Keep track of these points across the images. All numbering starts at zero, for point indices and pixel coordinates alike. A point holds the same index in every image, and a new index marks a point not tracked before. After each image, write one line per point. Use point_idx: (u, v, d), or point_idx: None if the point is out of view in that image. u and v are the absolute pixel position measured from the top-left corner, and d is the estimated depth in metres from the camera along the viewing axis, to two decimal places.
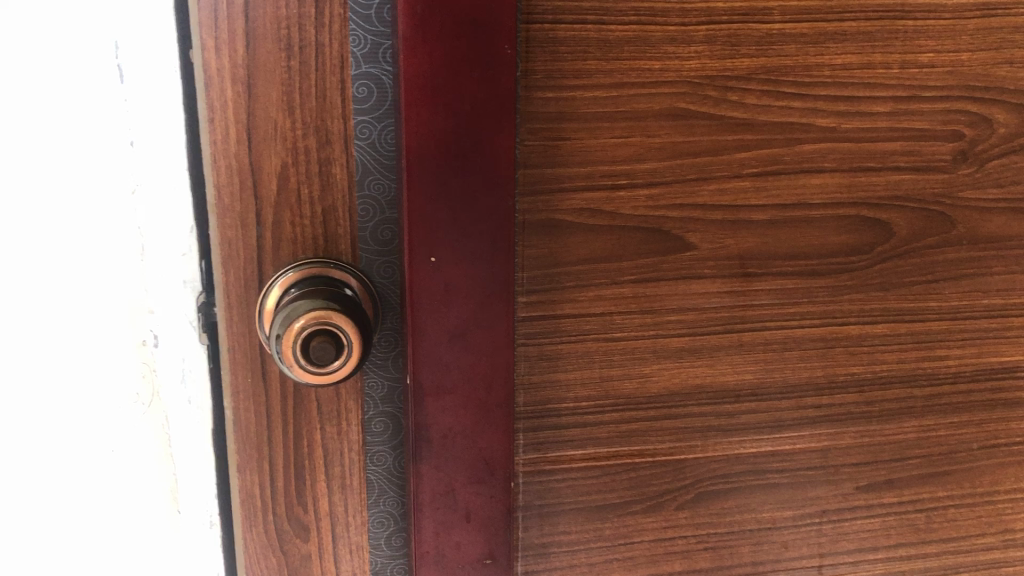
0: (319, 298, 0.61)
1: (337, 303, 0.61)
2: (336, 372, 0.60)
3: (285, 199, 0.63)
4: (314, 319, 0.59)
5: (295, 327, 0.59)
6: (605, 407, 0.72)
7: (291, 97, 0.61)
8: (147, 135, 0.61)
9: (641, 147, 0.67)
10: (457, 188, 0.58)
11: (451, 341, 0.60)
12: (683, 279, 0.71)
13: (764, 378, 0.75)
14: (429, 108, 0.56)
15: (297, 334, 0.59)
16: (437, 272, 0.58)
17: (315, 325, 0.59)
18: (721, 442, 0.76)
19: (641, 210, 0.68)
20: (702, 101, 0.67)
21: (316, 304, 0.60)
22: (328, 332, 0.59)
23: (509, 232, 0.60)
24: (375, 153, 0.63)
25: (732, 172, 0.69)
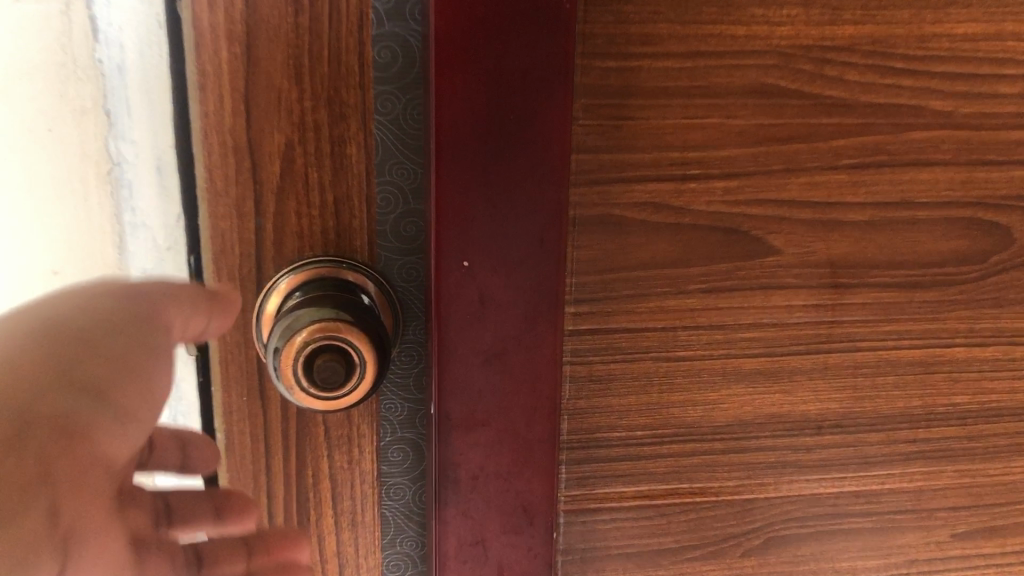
0: (326, 305, 0.50)
1: (348, 313, 0.50)
2: (345, 394, 0.50)
3: (290, 184, 0.52)
4: (319, 335, 0.48)
5: (295, 343, 0.48)
6: (664, 438, 0.61)
7: (298, 61, 0.50)
8: (126, 105, 0.51)
9: (719, 130, 0.55)
10: (497, 176, 0.46)
11: (485, 364, 0.49)
12: (761, 290, 0.59)
13: (852, 408, 0.63)
14: (467, 77, 0.44)
15: (298, 352, 0.48)
16: (470, 279, 0.47)
17: (322, 341, 0.48)
18: (797, 481, 0.64)
19: (716, 206, 0.57)
20: (796, 76, 0.55)
21: (323, 313, 0.50)
22: (336, 349, 0.49)
23: (560, 231, 0.48)
24: (398, 131, 0.53)
25: (826, 162, 0.58)
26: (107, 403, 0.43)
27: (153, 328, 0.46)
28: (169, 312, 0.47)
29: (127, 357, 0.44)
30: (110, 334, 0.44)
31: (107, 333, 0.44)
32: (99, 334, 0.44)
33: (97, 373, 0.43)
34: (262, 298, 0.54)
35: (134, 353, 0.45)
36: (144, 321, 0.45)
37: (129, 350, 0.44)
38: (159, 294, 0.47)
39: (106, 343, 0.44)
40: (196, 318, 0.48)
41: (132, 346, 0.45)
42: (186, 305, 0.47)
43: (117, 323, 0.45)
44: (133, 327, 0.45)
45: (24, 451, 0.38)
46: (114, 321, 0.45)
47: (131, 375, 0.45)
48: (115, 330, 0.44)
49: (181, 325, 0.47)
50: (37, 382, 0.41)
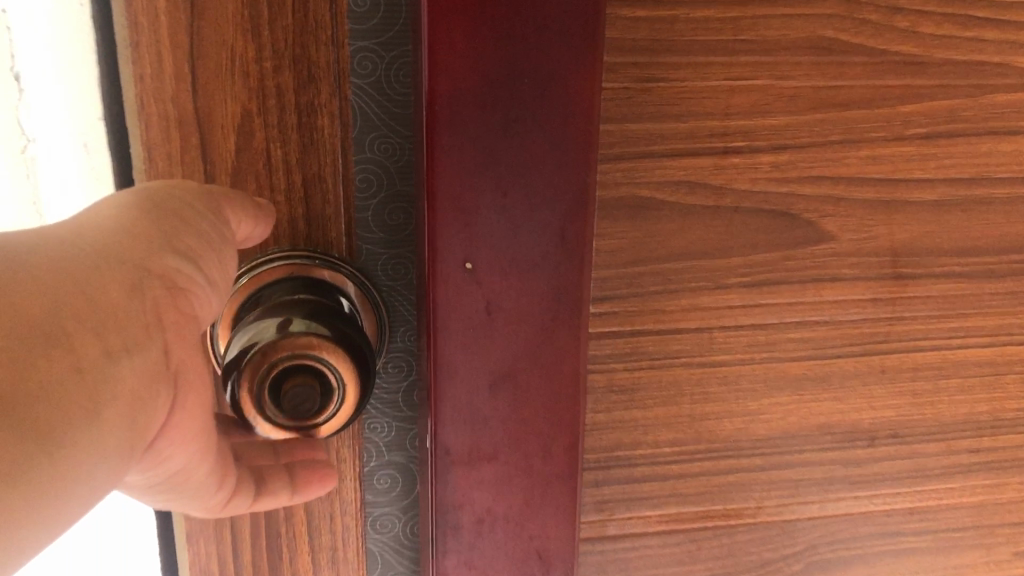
0: (300, 311, 0.41)
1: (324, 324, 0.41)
2: (322, 422, 0.41)
3: (248, 164, 0.42)
4: (287, 357, 0.39)
5: (260, 366, 0.39)
6: (696, 455, 0.53)
7: (255, 10, 0.40)
8: (39, 64, 0.41)
9: (770, 93, 0.46)
10: (507, 156, 0.37)
11: (491, 387, 0.40)
12: (811, 282, 0.50)
13: (910, 416, 0.55)
14: (469, 30, 0.34)
15: (263, 378, 0.39)
16: (472, 284, 0.38)
17: (292, 360, 0.39)
18: (845, 498, 0.56)
19: (762, 184, 0.48)
20: (860, 28, 0.46)
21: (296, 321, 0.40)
22: (308, 371, 0.40)
23: (586, 223, 0.38)
24: (381, 97, 0.43)
25: (892, 132, 0.48)
26: (210, 266, 0.34)
27: (232, 212, 0.37)
28: (240, 207, 0.38)
29: (220, 230, 0.36)
30: (203, 199, 0.36)
31: (199, 195, 0.36)
32: (191, 192, 0.35)
33: (199, 233, 0.34)
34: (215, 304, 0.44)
35: (225, 225, 0.36)
36: (231, 195, 0.37)
37: (222, 222, 0.36)
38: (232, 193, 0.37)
39: (202, 209, 0.35)
40: (251, 216, 0.38)
41: (225, 213, 0.36)
42: (255, 216, 0.39)
43: (208, 193, 0.36)
44: (220, 202, 0.36)
45: (134, 301, 0.30)
46: (200, 189, 0.36)
47: (229, 249, 0.36)
48: (207, 195, 0.36)
49: (247, 222, 0.38)
50: (141, 230, 0.32)
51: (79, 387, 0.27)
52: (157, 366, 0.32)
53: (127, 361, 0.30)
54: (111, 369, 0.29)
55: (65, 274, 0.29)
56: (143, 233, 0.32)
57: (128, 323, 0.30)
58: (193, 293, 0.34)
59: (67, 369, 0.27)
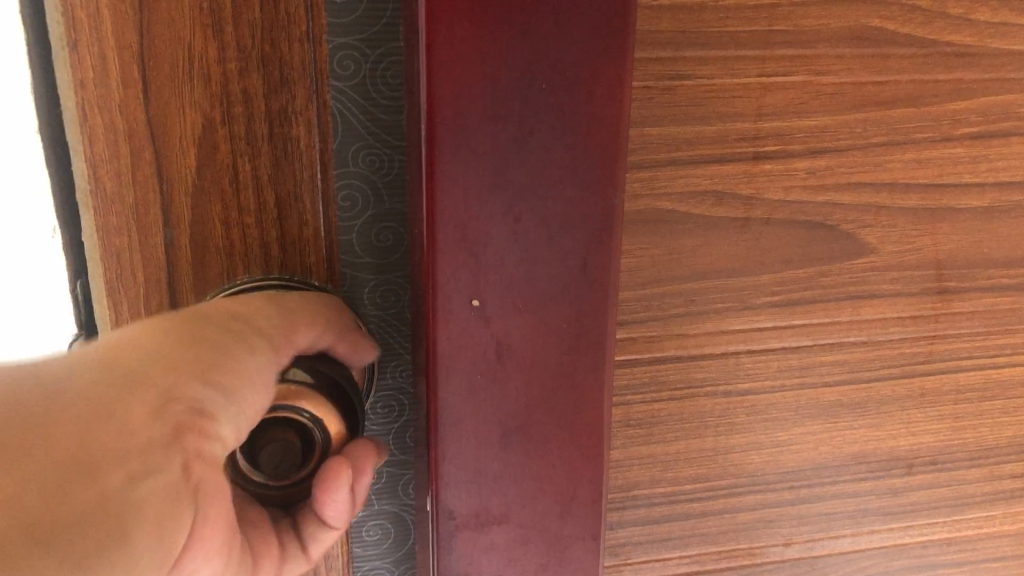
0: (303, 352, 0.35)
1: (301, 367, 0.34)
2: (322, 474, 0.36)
3: (212, 182, 0.36)
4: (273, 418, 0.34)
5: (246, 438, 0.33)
6: (720, 492, 0.48)
7: (214, 3, 0.34)
8: None
9: (807, 91, 0.41)
10: (520, 177, 0.31)
11: (503, 442, 0.34)
12: (849, 300, 0.45)
13: (950, 441, 0.50)
14: (473, 27, 0.29)
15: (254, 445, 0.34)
16: (480, 326, 0.33)
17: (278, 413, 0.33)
18: (879, 531, 0.51)
19: (797, 193, 0.42)
20: (909, 15, 0.41)
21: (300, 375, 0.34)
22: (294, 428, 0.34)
23: (613, 251, 0.33)
24: (365, 103, 0.37)
25: (941, 133, 0.43)
26: (245, 395, 0.30)
27: (291, 331, 0.33)
28: (297, 325, 0.33)
29: (270, 342, 0.32)
30: (247, 316, 0.32)
31: (243, 312, 0.32)
32: (232, 310, 0.32)
33: (241, 354, 0.30)
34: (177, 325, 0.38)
35: (276, 343, 0.32)
36: (285, 312, 0.33)
37: (274, 340, 0.32)
38: (297, 312, 0.34)
39: (249, 328, 0.31)
40: (309, 330, 0.34)
41: (275, 331, 0.32)
42: (317, 317, 0.34)
43: (260, 312, 0.32)
44: (276, 327, 0.32)
45: (156, 425, 0.26)
46: (248, 313, 0.32)
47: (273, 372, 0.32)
48: (251, 311, 0.32)
49: (304, 339, 0.34)
50: (173, 354, 0.28)
51: (95, 515, 0.23)
52: (176, 491, 0.27)
53: (148, 485, 0.25)
54: (134, 493, 0.25)
55: (87, 396, 0.25)
56: (177, 358, 0.28)
57: (151, 444, 0.26)
58: (220, 423, 0.29)
59: (79, 494, 0.23)
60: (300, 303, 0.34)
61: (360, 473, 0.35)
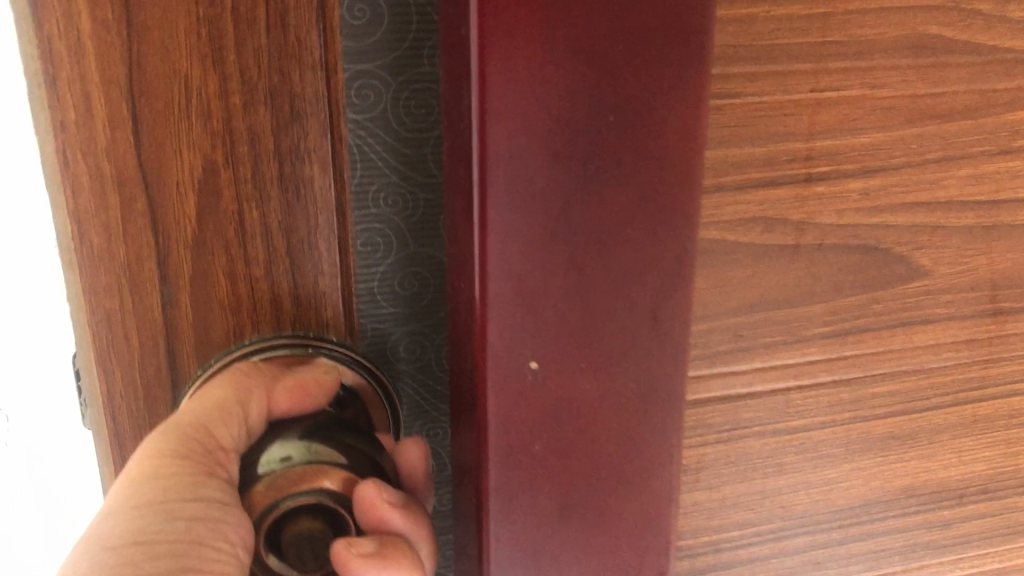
0: (260, 436, 0.32)
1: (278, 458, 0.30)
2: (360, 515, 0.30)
3: (215, 232, 0.32)
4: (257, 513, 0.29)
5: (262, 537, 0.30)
6: (768, 537, 0.44)
7: (216, 28, 0.30)
8: None
9: (861, 105, 0.37)
10: (585, 221, 0.27)
11: (563, 516, 0.30)
12: (902, 327, 0.42)
13: (1002, 468, 0.47)
14: (533, 50, 0.25)
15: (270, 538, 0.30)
16: (538, 389, 0.28)
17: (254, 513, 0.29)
18: (930, 565, 0.48)
19: (850, 216, 0.39)
20: (968, 21, 0.38)
21: (289, 446, 0.31)
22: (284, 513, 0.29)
23: (685, 298, 0.29)
24: (386, 135, 0.33)
25: (998, 145, 0.40)
26: (224, 531, 0.28)
27: (213, 444, 0.30)
28: (214, 432, 0.30)
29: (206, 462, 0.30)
30: (164, 463, 0.29)
31: (152, 460, 0.29)
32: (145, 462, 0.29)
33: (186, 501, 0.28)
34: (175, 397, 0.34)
35: (210, 470, 0.29)
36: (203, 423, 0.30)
37: (204, 469, 0.29)
38: (206, 420, 0.30)
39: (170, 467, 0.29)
40: (229, 422, 0.31)
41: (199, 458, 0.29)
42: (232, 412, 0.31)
43: (169, 447, 0.29)
44: (197, 451, 0.29)
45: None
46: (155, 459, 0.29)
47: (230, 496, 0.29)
48: (162, 452, 0.29)
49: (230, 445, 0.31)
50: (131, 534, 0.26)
51: None
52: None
53: None
54: None
55: None
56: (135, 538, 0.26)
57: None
58: (222, 563, 0.28)
59: None
60: (208, 409, 0.31)
61: (382, 515, 0.30)
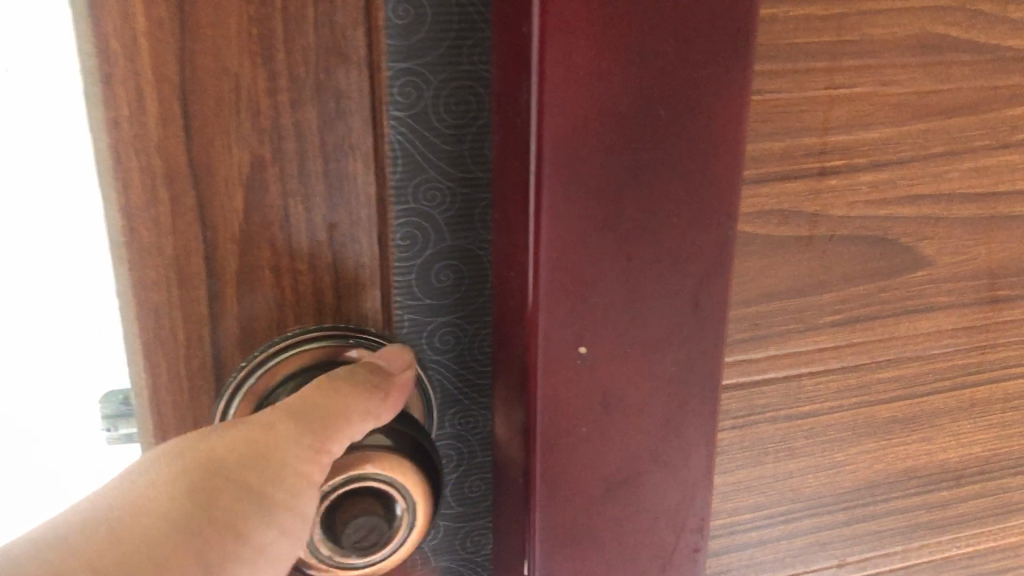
0: None
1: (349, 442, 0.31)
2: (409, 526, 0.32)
3: (262, 226, 0.33)
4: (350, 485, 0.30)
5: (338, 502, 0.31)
6: (779, 519, 0.46)
7: (266, 28, 0.31)
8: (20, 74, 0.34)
9: (873, 102, 0.39)
10: (636, 212, 0.28)
11: (607, 497, 0.32)
12: (907, 314, 0.44)
13: (998, 449, 0.50)
14: (592, 48, 0.26)
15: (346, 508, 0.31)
16: (587, 375, 0.30)
17: (344, 474, 0.30)
18: (929, 544, 0.50)
19: (860, 208, 0.41)
20: (973, 21, 0.40)
21: None
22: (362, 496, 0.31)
23: (724, 286, 0.30)
24: (427, 132, 0.34)
25: (997, 140, 0.42)
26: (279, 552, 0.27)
27: (342, 432, 0.29)
28: (348, 417, 0.30)
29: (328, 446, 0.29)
30: (271, 457, 0.27)
31: (252, 453, 0.27)
32: (247, 442, 0.27)
33: (275, 493, 0.27)
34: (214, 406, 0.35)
35: (321, 457, 0.29)
36: (327, 423, 0.29)
37: (316, 456, 0.28)
38: (324, 413, 0.29)
39: (304, 429, 0.29)
40: (357, 417, 0.30)
41: (304, 461, 0.28)
42: (353, 392, 0.30)
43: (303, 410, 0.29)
44: (324, 431, 0.29)
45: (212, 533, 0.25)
46: (277, 446, 0.28)
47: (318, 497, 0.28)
48: (277, 436, 0.28)
49: (353, 436, 0.30)
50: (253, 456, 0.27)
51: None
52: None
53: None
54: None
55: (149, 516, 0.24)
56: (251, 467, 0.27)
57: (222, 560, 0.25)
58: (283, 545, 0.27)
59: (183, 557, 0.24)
60: (329, 398, 0.30)
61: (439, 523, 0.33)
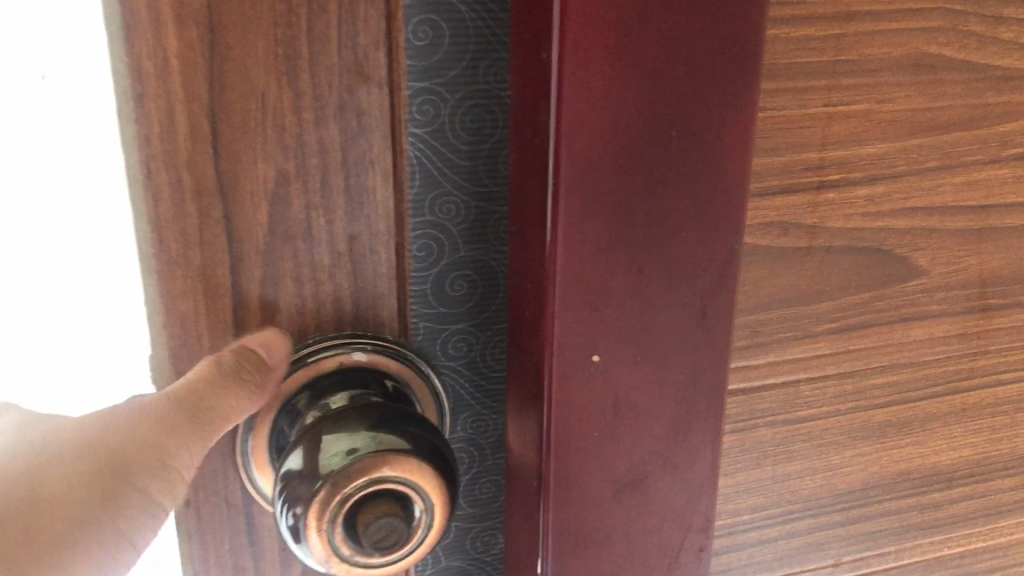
0: (336, 421, 0.33)
1: (360, 444, 0.32)
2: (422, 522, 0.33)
3: (285, 239, 0.34)
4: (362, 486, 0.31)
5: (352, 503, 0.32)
6: (776, 519, 0.47)
7: (291, 49, 0.32)
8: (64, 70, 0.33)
9: (869, 119, 0.41)
10: (646, 228, 0.30)
11: (616, 499, 0.33)
12: (901, 322, 0.45)
13: (987, 452, 0.51)
14: (607, 74, 0.27)
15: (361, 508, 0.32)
16: (599, 383, 0.31)
17: (361, 477, 0.31)
18: (921, 544, 0.52)
19: (856, 220, 0.42)
20: (965, 41, 0.41)
21: (354, 437, 0.33)
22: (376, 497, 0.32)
23: (728, 297, 0.32)
24: (444, 149, 0.36)
25: (988, 154, 0.44)
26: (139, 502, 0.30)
27: (212, 420, 0.32)
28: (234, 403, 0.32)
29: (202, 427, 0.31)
30: (159, 453, 0.30)
31: (147, 445, 0.30)
32: (156, 427, 0.30)
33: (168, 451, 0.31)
34: (241, 430, 0.36)
35: (193, 438, 0.31)
36: (208, 422, 0.31)
37: (197, 433, 0.31)
38: (212, 407, 0.32)
39: (202, 407, 0.31)
40: (233, 404, 0.32)
41: (185, 461, 0.31)
42: (229, 390, 0.32)
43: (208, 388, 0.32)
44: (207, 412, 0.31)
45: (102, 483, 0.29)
46: (174, 420, 0.31)
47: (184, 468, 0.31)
48: (161, 437, 0.31)
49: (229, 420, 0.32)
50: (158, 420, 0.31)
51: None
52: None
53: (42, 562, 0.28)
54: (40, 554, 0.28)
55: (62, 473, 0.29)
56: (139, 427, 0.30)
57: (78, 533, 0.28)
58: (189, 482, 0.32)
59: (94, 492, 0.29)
60: (218, 393, 0.32)
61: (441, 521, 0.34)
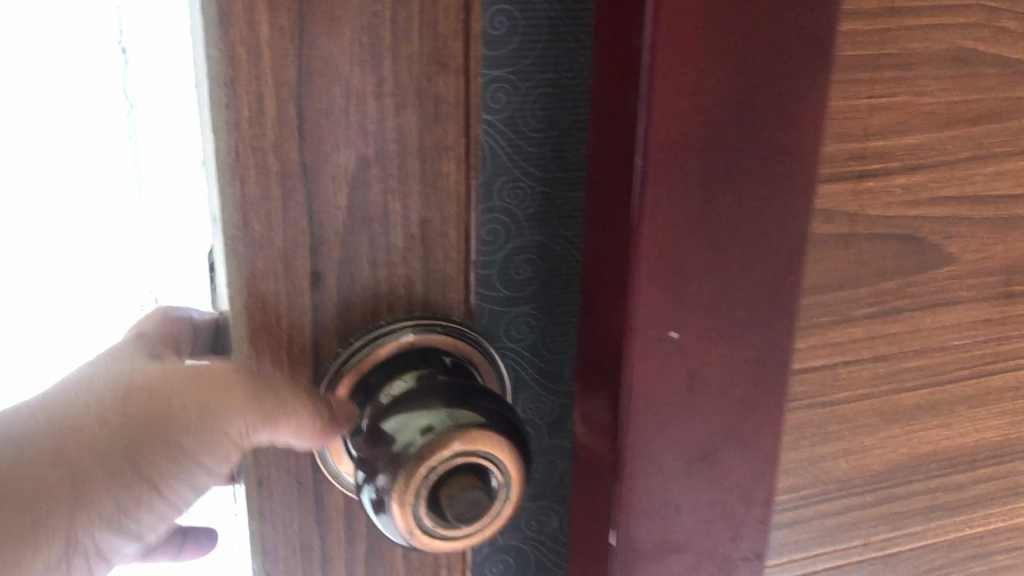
0: (416, 398, 0.34)
1: (440, 421, 0.33)
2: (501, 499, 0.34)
3: (362, 222, 0.35)
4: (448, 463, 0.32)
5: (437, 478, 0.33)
6: (812, 500, 0.49)
7: (377, 39, 0.33)
8: None
9: (908, 111, 0.42)
10: (726, 209, 0.31)
11: (687, 471, 0.34)
12: (933, 307, 0.47)
13: (1009, 434, 0.53)
14: (696, 60, 0.29)
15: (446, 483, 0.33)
16: (675, 357, 0.32)
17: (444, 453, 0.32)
18: (945, 524, 0.54)
19: (894, 209, 0.44)
20: (997, 37, 0.43)
21: (433, 414, 0.34)
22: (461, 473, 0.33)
23: (798, 276, 0.33)
24: (513, 135, 0.37)
25: (1016, 146, 0.46)
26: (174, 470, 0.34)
27: (278, 415, 0.34)
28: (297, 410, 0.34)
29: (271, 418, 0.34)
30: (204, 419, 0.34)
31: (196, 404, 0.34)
32: (203, 397, 0.34)
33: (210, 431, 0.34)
34: None
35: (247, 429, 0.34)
36: (273, 402, 0.34)
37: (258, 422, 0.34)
38: (280, 396, 0.34)
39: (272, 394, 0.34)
40: (294, 412, 0.34)
41: (233, 435, 0.34)
42: (295, 395, 0.34)
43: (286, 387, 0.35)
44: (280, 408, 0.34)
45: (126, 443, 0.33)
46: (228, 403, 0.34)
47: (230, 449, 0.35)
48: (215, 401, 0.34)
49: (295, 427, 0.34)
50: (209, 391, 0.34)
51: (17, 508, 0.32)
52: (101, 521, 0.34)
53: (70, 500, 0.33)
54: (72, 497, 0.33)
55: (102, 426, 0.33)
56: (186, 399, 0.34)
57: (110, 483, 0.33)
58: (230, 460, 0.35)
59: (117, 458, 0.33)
60: (290, 390, 0.35)
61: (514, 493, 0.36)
